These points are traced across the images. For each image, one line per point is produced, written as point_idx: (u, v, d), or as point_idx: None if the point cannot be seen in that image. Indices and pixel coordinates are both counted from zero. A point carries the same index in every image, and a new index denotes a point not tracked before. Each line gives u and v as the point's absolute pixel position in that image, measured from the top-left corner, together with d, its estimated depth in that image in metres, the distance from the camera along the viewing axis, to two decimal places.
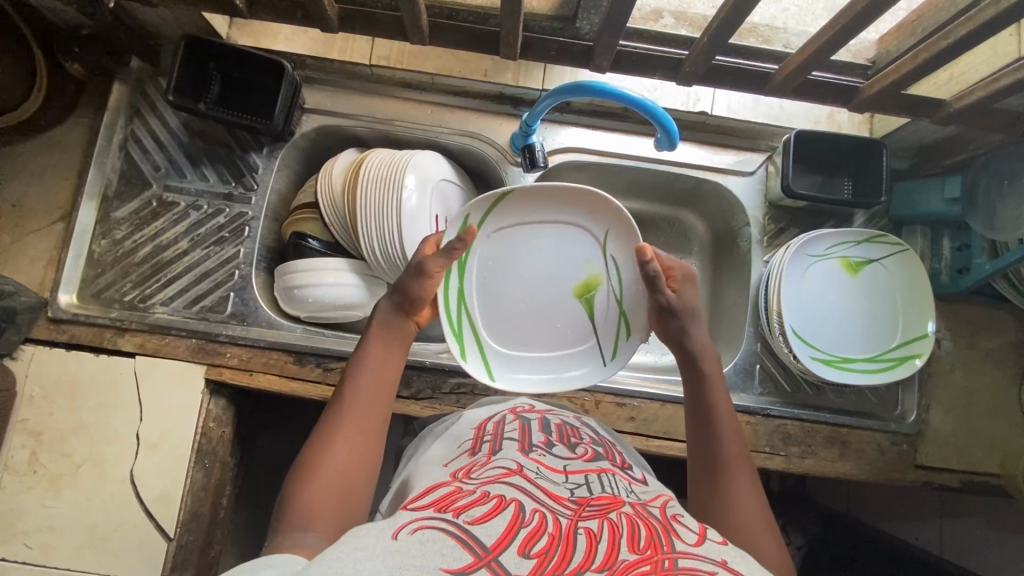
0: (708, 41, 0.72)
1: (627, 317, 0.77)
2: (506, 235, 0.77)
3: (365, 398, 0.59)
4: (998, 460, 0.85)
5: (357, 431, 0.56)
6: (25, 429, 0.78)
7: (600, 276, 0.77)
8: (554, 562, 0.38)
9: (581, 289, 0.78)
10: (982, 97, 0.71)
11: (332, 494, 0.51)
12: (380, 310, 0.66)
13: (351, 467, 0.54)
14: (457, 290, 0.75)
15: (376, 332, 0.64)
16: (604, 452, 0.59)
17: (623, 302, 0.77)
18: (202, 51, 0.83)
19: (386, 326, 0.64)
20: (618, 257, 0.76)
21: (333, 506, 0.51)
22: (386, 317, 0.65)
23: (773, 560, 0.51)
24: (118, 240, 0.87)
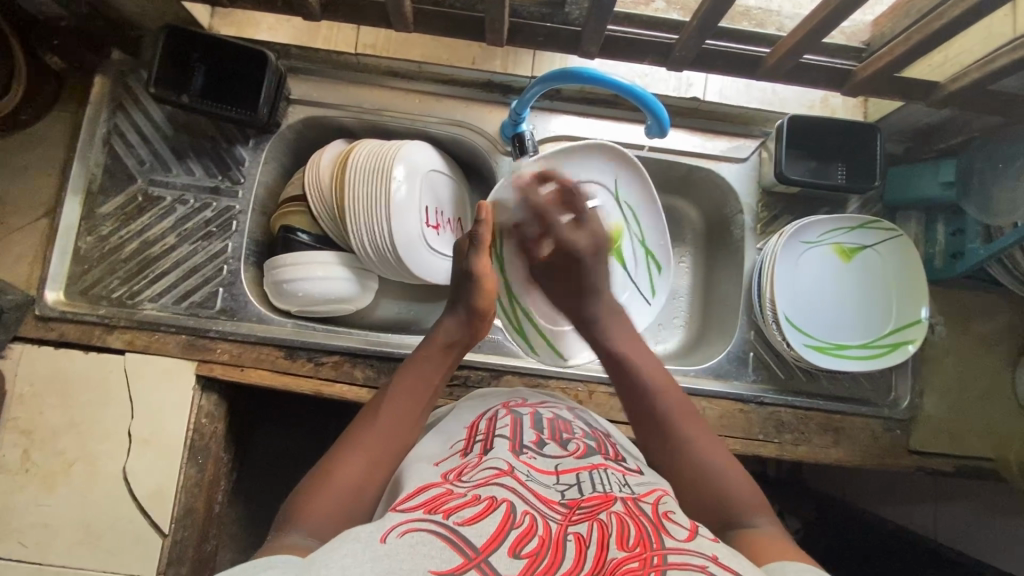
0: (698, 25, 0.70)
1: (653, 255, 0.90)
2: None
3: (406, 401, 0.60)
4: (993, 445, 0.85)
5: (387, 429, 0.57)
6: (16, 429, 0.77)
7: (620, 224, 0.89)
8: (543, 565, 0.38)
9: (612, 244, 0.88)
10: (977, 79, 0.70)
11: (345, 483, 0.51)
12: (445, 322, 0.68)
13: (373, 462, 0.54)
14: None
15: (433, 341, 0.66)
16: (596, 445, 0.59)
17: (646, 242, 0.90)
18: (182, 42, 0.81)
19: (447, 338, 0.67)
20: (632, 202, 0.88)
21: (342, 493, 0.51)
22: (451, 331, 0.67)
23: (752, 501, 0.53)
24: (104, 236, 0.85)
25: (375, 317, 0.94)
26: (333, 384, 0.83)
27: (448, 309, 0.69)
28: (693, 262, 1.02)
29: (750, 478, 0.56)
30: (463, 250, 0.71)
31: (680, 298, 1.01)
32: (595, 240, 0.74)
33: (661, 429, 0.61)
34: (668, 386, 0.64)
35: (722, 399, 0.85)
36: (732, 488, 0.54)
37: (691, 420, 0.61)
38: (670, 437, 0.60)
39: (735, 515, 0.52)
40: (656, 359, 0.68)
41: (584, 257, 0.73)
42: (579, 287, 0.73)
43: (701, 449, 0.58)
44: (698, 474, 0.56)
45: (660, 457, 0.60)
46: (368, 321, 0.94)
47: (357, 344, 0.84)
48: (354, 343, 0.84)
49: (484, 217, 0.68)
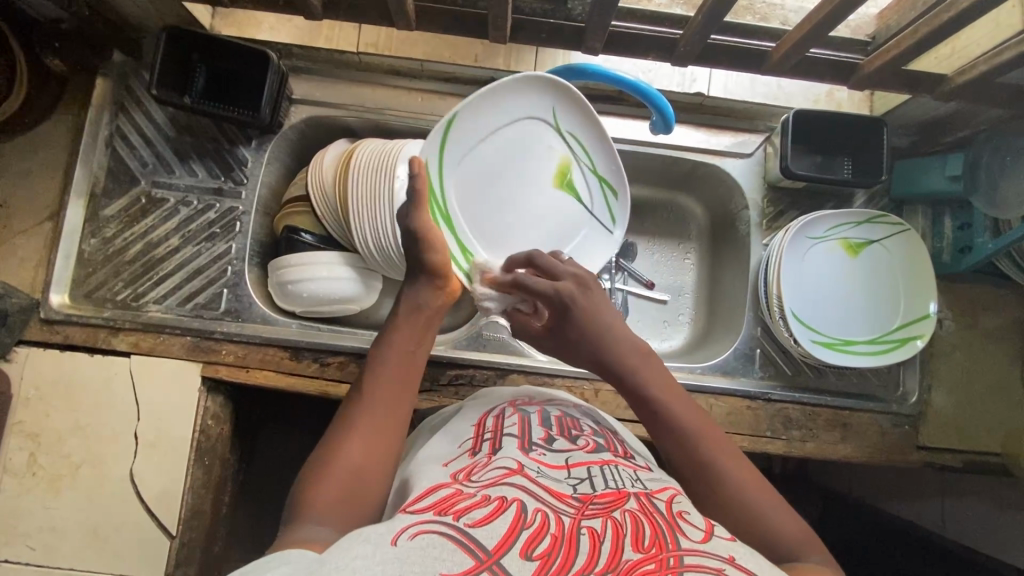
0: (702, 20, 0.70)
1: (607, 182, 0.83)
2: (470, 160, 0.75)
3: (387, 375, 0.58)
4: (1002, 439, 0.84)
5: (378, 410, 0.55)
6: (23, 431, 0.77)
7: (567, 156, 0.80)
8: (556, 565, 0.38)
9: (560, 179, 0.81)
10: (985, 71, 0.69)
11: (340, 475, 0.50)
12: (409, 290, 0.65)
13: (369, 445, 0.53)
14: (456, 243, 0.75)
15: (403, 310, 0.63)
16: (605, 442, 0.58)
17: (598, 170, 0.82)
18: (184, 43, 0.81)
19: (415, 302, 0.64)
20: (575, 131, 0.79)
21: (343, 483, 0.50)
22: (417, 296, 0.64)
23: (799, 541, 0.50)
24: (108, 238, 0.85)
25: (379, 316, 0.94)
26: (338, 385, 0.83)
27: (408, 281, 0.66)
28: (698, 258, 1.01)
29: (796, 513, 0.52)
30: (404, 211, 0.64)
31: (685, 295, 1.00)
32: (578, 279, 0.66)
33: (694, 460, 0.55)
34: (700, 420, 0.57)
35: (729, 397, 0.84)
36: (784, 530, 0.50)
37: (730, 451, 0.55)
38: (704, 466, 0.54)
39: (792, 553, 0.49)
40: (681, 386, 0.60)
41: (578, 303, 0.63)
42: (578, 334, 0.64)
43: (738, 476, 0.53)
44: (749, 512, 0.51)
45: (676, 454, 0.56)
46: (372, 320, 0.94)
47: (362, 343, 0.84)
48: (359, 343, 0.84)
49: (417, 173, 0.62)
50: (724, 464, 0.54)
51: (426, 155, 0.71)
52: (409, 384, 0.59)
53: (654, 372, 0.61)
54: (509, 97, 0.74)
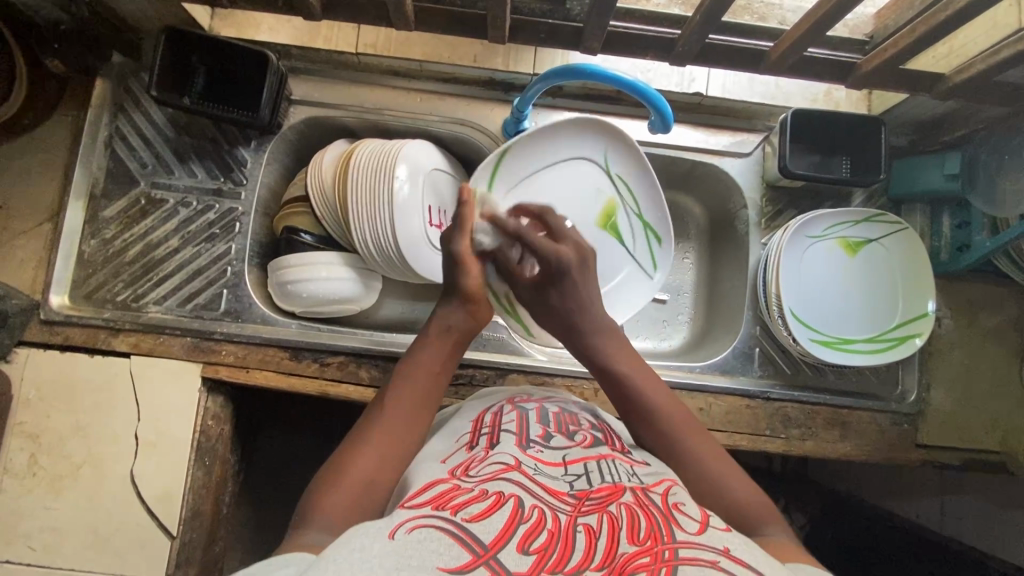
0: (700, 20, 0.70)
1: (650, 226, 0.86)
2: (520, 193, 0.80)
3: (411, 394, 0.58)
4: (1000, 438, 0.85)
5: (397, 422, 0.56)
6: (24, 432, 0.77)
7: (613, 198, 0.84)
8: (552, 560, 0.38)
9: (605, 220, 0.84)
10: (982, 70, 0.70)
11: (353, 484, 0.50)
12: (441, 310, 0.64)
13: (384, 456, 0.53)
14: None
15: (433, 329, 0.63)
16: (603, 437, 0.59)
17: (643, 214, 0.85)
18: (183, 45, 0.81)
19: (445, 324, 0.63)
20: (623, 174, 0.83)
21: (354, 489, 0.50)
22: (449, 319, 0.64)
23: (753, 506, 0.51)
24: (108, 239, 0.85)
25: (379, 317, 0.94)
26: (338, 385, 0.83)
27: (441, 301, 0.65)
28: (697, 258, 1.01)
29: (752, 481, 0.54)
30: (450, 236, 0.66)
31: (684, 294, 1.00)
32: (579, 250, 0.67)
33: (659, 439, 0.57)
34: (662, 397, 0.59)
35: (728, 396, 0.85)
36: (740, 499, 0.52)
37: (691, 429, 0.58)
38: (670, 444, 0.57)
39: (752, 525, 0.50)
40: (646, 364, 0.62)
41: (572, 271, 0.65)
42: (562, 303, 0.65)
43: (698, 451, 0.56)
44: (703, 483, 0.53)
45: (655, 446, 0.58)
46: (373, 321, 0.94)
47: (362, 344, 0.84)
48: (358, 343, 0.84)
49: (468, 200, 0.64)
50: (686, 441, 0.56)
51: (476, 180, 0.76)
52: (430, 401, 0.59)
53: (621, 350, 0.63)
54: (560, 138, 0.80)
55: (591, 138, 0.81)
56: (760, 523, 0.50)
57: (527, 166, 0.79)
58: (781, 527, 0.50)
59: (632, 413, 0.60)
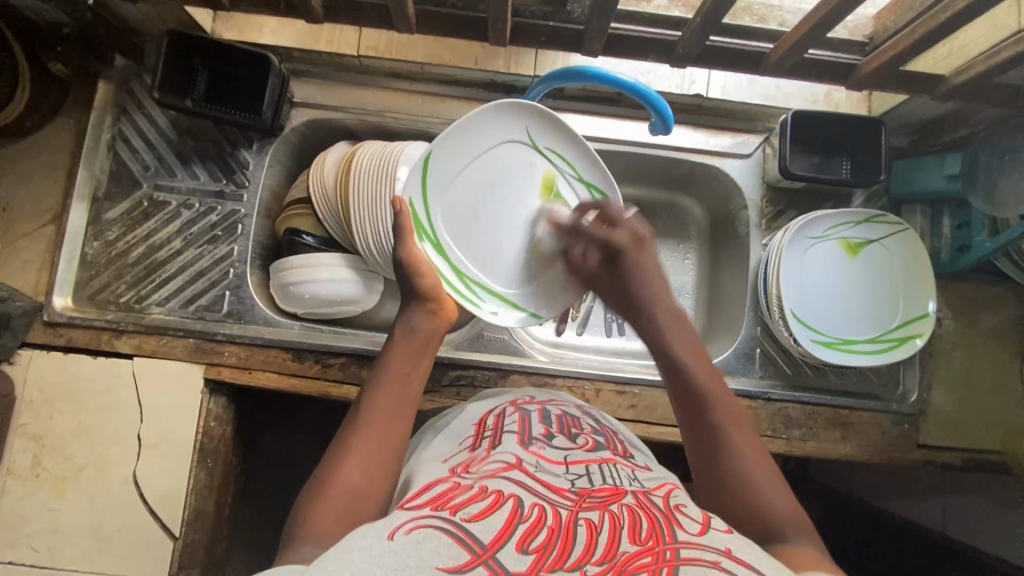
0: (700, 22, 0.70)
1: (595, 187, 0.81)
2: (457, 187, 0.74)
3: (386, 399, 0.58)
4: (1001, 438, 0.85)
5: (380, 429, 0.55)
6: (27, 433, 0.78)
7: (551, 170, 0.79)
8: (552, 558, 0.38)
9: (547, 193, 0.78)
10: (982, 71, 0.70)
11: (341, 497, 0.50)
12: (403, 316, 0.65)
13: (368, 464, 0.53)
14: (450, 268, 0.74)
15: (398, 335, 0.63)
16: (605, 441, 0.59)
17: (584, 176, 0.80)
18: (186, 48, 0.81)
19: (409, 329, 0.64)
20: (553, 145, 0.78)
21: (342, 504, 0.50)
22: (412, 325, 0.64)
23: (784, 511, 0.50)
24: (110, 241, 0.86)
25: (380, 318, 0.94)
26: (340, 387, 0.83)
27: (400, 307, 0.66)
28: (698, 259, 1.02)
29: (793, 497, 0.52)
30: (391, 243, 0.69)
31: (685, 295, 1.00)
32: (634, 234, 0.70)
33: (704, 424, 0.57)
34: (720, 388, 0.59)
35: None
36: (772, 502, 0.51)
37: (741, 431, 0.56)
38: (713, 429, 0.56)
39: (779, 533, 0.49)
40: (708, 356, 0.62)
41: (627, 254, 0.68)
42: (625, 283, 0.68)
43: (745, 449, 0.55)
44: (741, 480, 0.53)
45: (693, 422, 0.57)
46: (374, 322, 0.94)
47: (363, 345, 0.84)
48: (360, 344, 0.84)
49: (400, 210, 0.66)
50: (731, 434, 0.55)
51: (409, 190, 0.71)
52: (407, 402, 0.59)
53: (687, 340, 0.64)
54: (486, 123, 0.74)
55: (514, 118, 0.76)
56: (791, 530, 0.49)
57: (455, 160, 0.73)
58: (810, 538, 0.49)
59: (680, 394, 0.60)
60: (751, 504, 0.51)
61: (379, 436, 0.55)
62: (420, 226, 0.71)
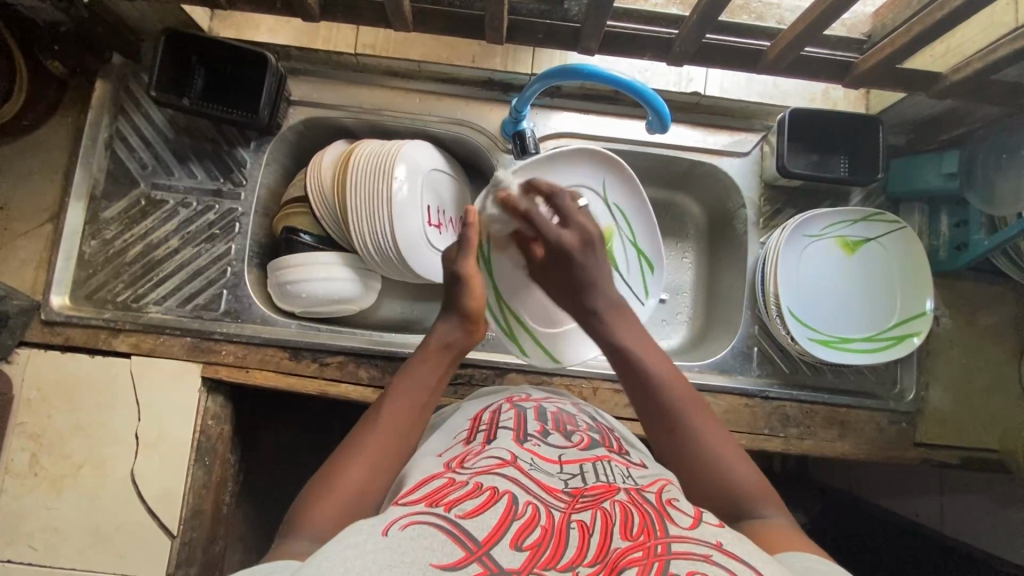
0: (697, 20, 0.70)
1: (644, 252, 0.90)
2: None
3: (407, 404, 0.59)
4: (999, 437, 0.84)
5: (391, 432, 0.56)
6: (25, 433, 0.78)
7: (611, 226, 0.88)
8: (544, 556, 0.38)
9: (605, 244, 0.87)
10: (980, 68, 0.70)
11: (346, 491, 0.50)
12: (440, 326, 0.67)
13: (378, 461, 0.53)
14: (499, 284, 0.80)
15: (433, 344, 0.66)
16: (600, 438, 0.59)
17: (637, 241, 0.90)
18: (183, 46, 0.81)
19: (443, 340, 0.66)
20: (620, 202, 0.88)
21: (347, 497, 0.50)
22: (446, 334, 0.67)
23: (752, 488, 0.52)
24: (108, 240, 0.86)
25: (379, 317, 0.94)
26: (338, 385, 0.83)
27: (439, 316, 0.69)
28: (696, 258, 1.02)
29: (759, 471, 0.54)
30: (451, 256, 0.71)
31: (683, 294, 1.00)
32: (583, 234, 0.69)
33: (661, 413, 0.58)
34: (673, 376, 0.61)
35: (726, 395, 0.85)
36: (742, 481, 0.52)
37: (701, 414, 0.58)
38: (671, 420, 0.57)
39: (749, 507, 0.51)
40: (659, 348, 0.64)
41: (576, 254, 0.68)
42: (578, 283, 0.68)
43: (704, 434, 0.56)
44: (707, 463, 0.54)
45: (651, 414, 0.59)
46: (372, 321, 0.94)
47: (361, 344, 0.84)
48: (357, 343, 0.84)
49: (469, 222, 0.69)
50: (690, 418, 0.57)
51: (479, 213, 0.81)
52: (422, 411, 0.60)
53: (634, 333, 0.66)
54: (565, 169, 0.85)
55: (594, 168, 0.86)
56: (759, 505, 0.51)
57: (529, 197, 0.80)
58: (777, 509, 0.51)
59: (636, 395, 0.61)
60: (718, 485, 0.52)
61: (393, 436, 0.56)
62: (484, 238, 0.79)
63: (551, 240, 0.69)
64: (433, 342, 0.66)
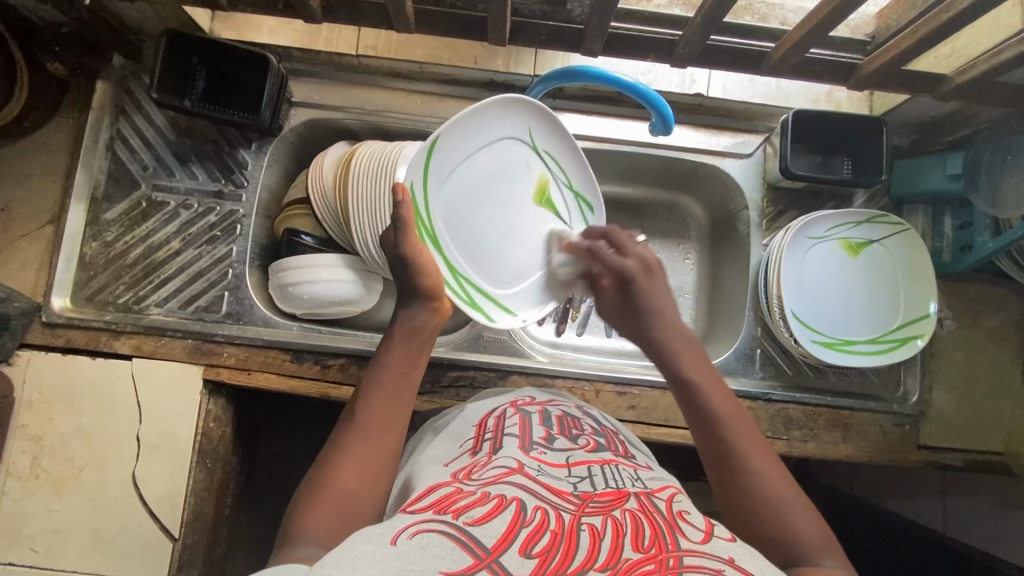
0: (701, 22, 0.70)
1: (582, 196, 0.82)
2: (455, 176, 0.74)
3: (384, 402, 0.57)
4: (1003, 439, 0.84)
5: (376, 429, 0.55)
6: (26, 435, 0.78)
7: (545, 175, 0.80)
8: (554, 562, 0.38)
9: (539, 197, 0.80)
10: (985, 70, 0.69)
11: (335, 500, 0.50)
12: (405, 313, 0.64)
13: (362, 466, 0.53)
14: (445, 263, 0.74)
15: (399, 333, 0.63)
16: (605, 442, 0.58)
17: (574, 184, 0.82)
18: (184, 48, 0.81)
19: (411, 328, 0.63)
20: (551, 149, 0.80)
21: (338, 506, 0.49)
22: (412, 321, 0.64)
23: (812, 536, 0.49)
24: (109, 242, 0.85)
25: (380, 318, 0.94)
26: (339, 387, 0.83)
27: (400, 304, 0.65)
28: (698, 259, 1.01)
29: (818, 516, 0.51)
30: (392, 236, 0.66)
31: (686, 295, 1.00)
32: (644, 261, 0.69)
33: (719, 448, 0.56)
34: (734, 411, 0.58)
35: None
36: (799, 528, 0.50)
37: (762, 451, 0.55)
38: (729, 454, 0.55)
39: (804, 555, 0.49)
40: (722, 380, 0.61)
41: (637, 283, 0.67)
42: (634, 310, 0.67)
43: (764, 473, 0.53)
44: (766, 506, 0.51)
45: (708, 448, 0.57)
46: (373, 322, 0.94)
47: (363, 346, 0.84)
48: (359, 345, 0.84)
49: (400, 200, 0.63)
50: (748, 452, 0.55)
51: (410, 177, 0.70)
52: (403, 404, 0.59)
53: (697, 360, 0.63)
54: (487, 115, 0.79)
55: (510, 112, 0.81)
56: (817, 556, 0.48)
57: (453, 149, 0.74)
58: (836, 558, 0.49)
59: (695, 426, 0.59)
60: (775, 533, 0.50)
61: (372, 437, 0.55)
62: (419, 213, 0.71)
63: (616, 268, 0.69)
64: (399, 332, 0.63)
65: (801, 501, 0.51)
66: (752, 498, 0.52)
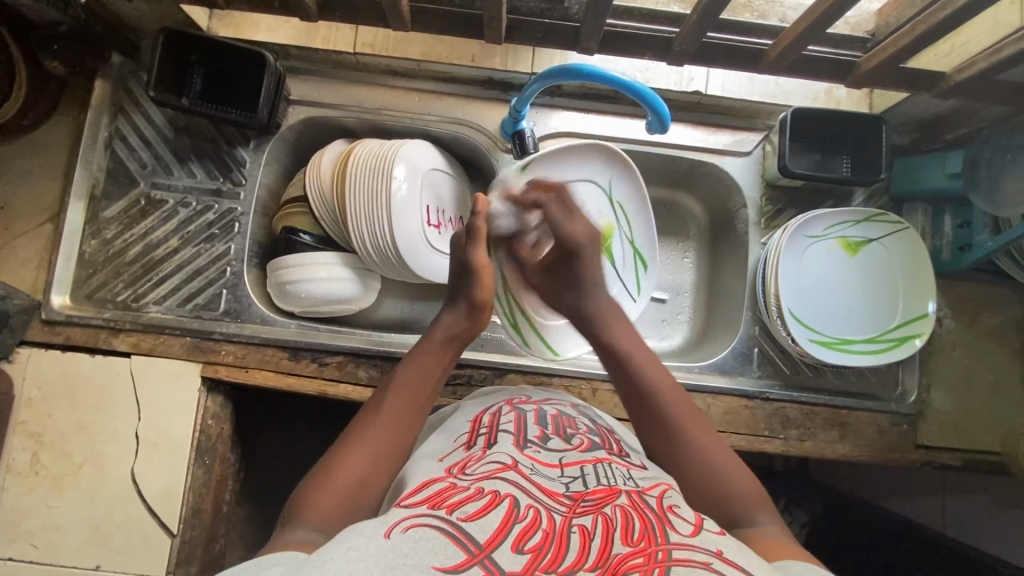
0: (698, 19, 0.70)
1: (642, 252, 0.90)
2: None
3: (408, 397, 0.58)
4: (1001, 439, 0.84)
5: (391, 424, 0.56)
6: (25, 431, 0.78)
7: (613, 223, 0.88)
8: (546, 560, 0.38)
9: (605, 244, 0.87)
10: (984, 68, 0.69)
11: (345, 482, 0.50)
12: (446, 316, 0.66)
13: (376, 455, 0.53)
14: (501, 281, 0.82)
15: (434, 334, 0.65)
16: (600, 441, 0.59)
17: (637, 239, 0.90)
18: (182, 47, 0.81)
19: (448, 329, 0.65)
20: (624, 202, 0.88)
21: (345, 490, 0.50)
22: (451, 325, 0.66)
23: (750, 493, 0.53)
24: (108, 239, 0.86)
25: (378, 316, 0.95)
26: (337, 385, 0.83)
27: (446, 306, 0.68)
28: (697, 258, 1.01)
29: (756, 480, 0.55)
30: (460, 244, 0.69)
31: (684, 293, 1.00)
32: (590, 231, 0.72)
33: (657, 418, 0.59)
34: (668, 383, 0.62)
35: (726, 396, 0.84)
36: (739, 486, 0.53)
37: (695, 419, 0.59)
38: (665, 423, 0.59)
39: (746, 513, 0.52)
40: (654, 354, 0.65)
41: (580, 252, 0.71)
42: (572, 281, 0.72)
43: (698, 441, 0.57)
44: (704, 470, 0.55)
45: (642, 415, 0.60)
46: (371, 320, 0.94)
47: (361, 344, 0.84)
48: (356, 343, 0.84)
49: (479, 210, 0.69)
50: (680, 420, 0.59)
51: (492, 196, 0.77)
52: (423, 407, 0.59)
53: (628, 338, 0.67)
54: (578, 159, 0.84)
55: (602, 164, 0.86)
56: (755, 514, 0.52)
57: None
58: (772, 516, 0.52)
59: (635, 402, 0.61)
60: (715, 491, 0.53)
61: (394, 430, 0.56)
62: None
63: (564, 235, 0.71)
64: (437, 333, 0.65)
65: (737, 464, 0.55)
66: (694, 466, 0.55)
